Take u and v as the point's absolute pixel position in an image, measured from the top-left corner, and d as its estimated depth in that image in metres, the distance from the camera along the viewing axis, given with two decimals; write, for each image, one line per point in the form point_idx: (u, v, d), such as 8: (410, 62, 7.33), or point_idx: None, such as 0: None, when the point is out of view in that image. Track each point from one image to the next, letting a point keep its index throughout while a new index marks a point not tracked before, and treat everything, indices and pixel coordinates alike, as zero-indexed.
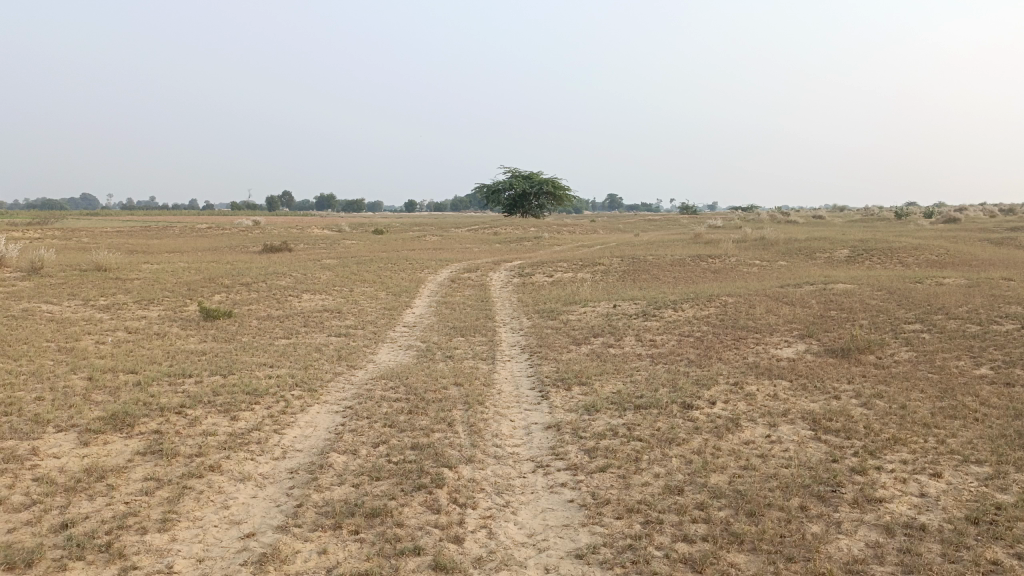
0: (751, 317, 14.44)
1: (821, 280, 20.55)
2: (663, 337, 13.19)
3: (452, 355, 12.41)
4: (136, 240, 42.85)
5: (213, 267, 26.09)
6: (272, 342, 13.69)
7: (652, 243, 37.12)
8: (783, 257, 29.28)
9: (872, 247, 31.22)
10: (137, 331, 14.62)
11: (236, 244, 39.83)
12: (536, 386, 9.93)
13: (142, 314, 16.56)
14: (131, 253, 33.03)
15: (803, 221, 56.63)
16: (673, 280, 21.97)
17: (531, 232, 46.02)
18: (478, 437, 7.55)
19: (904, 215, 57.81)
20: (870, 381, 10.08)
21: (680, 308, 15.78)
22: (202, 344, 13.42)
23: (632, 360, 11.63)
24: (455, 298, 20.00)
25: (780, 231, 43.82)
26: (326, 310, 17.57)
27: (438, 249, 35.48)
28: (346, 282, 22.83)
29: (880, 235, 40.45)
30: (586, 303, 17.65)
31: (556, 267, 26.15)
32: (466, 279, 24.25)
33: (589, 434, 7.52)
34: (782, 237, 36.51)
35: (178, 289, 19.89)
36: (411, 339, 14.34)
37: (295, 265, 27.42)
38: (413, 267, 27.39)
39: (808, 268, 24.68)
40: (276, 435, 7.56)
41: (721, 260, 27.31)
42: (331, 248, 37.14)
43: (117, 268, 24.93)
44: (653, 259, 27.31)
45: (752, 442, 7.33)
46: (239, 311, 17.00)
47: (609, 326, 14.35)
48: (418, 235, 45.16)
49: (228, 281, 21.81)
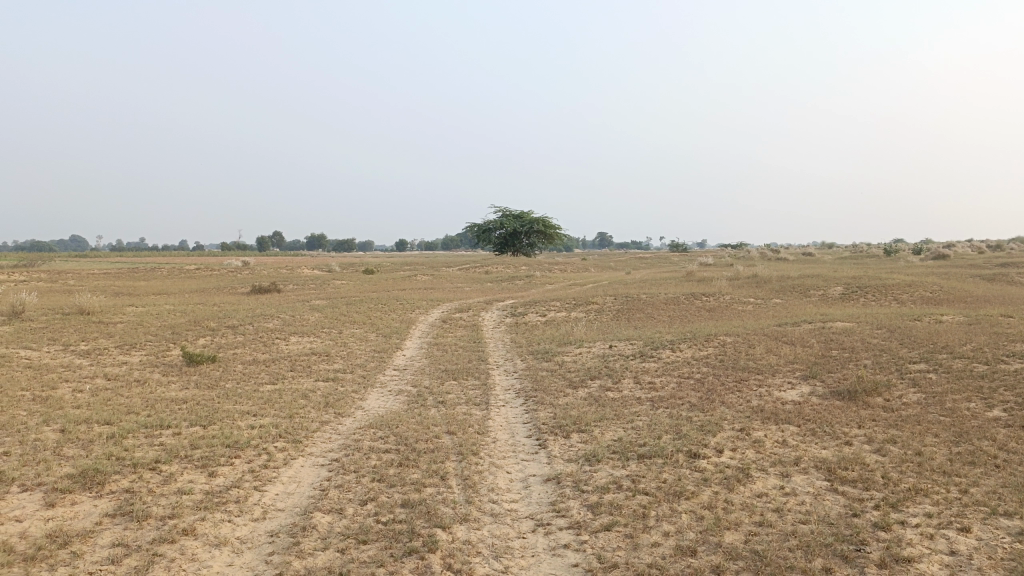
0: (752, 358, 14.05)
1: (818, 319, 20.23)
2: (662, 379, 12.75)
3: (444, 400, 11.93)
4: (123, 282, 42.29)
5: (199, 309, 25.57)
6: (257, 388, 13.18)
7: (645, 282, 36.86)
8: (777, 295, 29.00)
9: (866, 283, 31.03)
10: (117, 378, 14.08)
11: (224, 286, 39.35)
12: (533, 434, 9.46)
13: (123, 359, 16.02)
14: (115, 295, 32.47)
15: (794, 258, 56.64)
16: (669, 319, 21.59)
17: (522, 271, 45.74)
18: (473, 493, 7.07)
19: (893, 251, 58.01)
20: (881, 425, 9.67)
21: (678, 349, 15.38)
22: (183, 391, 12.89)
23: (631, 404, 11.18)
24: (447, 339, 19.54)
25: (771, 268, 43.69)
26: (314, 353, 17.08)
27: (429, 289, 35.12)
28: (335, 324, 22.35)
29: (871, 271, 40.36)
30: (581, 344, 17.21)
31: (549, 307, 25.78)
32: (458, 319, 23.81)
33: (592, 488, 7.07)
34: (774, 275, 36.32)
35: (162, 333, 19.36)
36: (401, 383, 13.85)
37: (283, 306, 26.96)
38: (403, 307, 26.96)
39: (804, 306, 24.37)
40: (257, 493, 7.07)
41: (715, 298, 27.02)
42: (320, 289, 36.72)
43: (101, 311, 24.37)
44: (647, 298, 26.98)
45: (765, 495, 6.88)
46: (224, 355, 16.48)
47: (606, 368, 13.93)
48: (409, 275, 44.88)
49: (214, 324, 21.28)
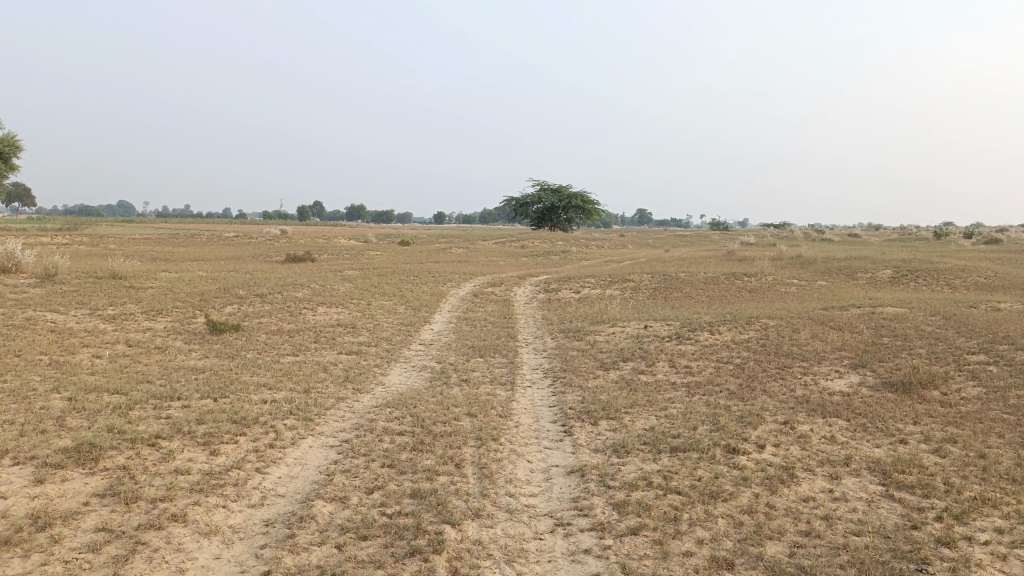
0: (796, 343, 13.23)
1: (866, 303, 19.23)
2: (699, 364, 12.02)
3: (467, 379, 11.37)
4: (161, 247, 42.63)
5: (231, 277, 25.37)
6: (277, 360, 12.77)
7: (684, 259, 35.87)
8: (822, 277, 27.90)
9: (916, 267, 29.70)
10: (138, 344, 13.81)
11: (259, 254, 39.34)
12: (559, 419, 8.85)
13: (148, 325, 15.78)
14: (151, 261, 32.60)
15: (839, 239, 54.82)
16: (708, 300, 20.75)
17: (558, 246, 44.99)
18: (489, 484, 6.51)
19: (943, 235, 55.93)
20: (939, 423, 8.86)
21: (717, 331, 14.60)
22: (202, 361, 12.54)
23: (666, 389, 10.51)
24: (477, 314, 18.99)
25: (815, 248, 42.37)
26: (340, 325, 16.66)
27: (463, 262, 34.59)
28: (364, 295, 21.92)
29: (921, 254, 38.85)
30: (614, 323, 16.52)
31: (584, 283, 25.07)
32: (490, 294, 23.24)
33: (619, 484, 6.45)
34: (819, 256, 35.08)
35: (189, 300, 19.13)
36: (425, 359, 13.34)
37: (315, 276, 26.70)
38: (435, 280, 26.47)
39: (850, 290, 23.28)
40: (258, 475, 6.60)
41: (757, 278, 26.04)
42: (354, 260, 36.45)
43: (133, 276, 24.32)
44: (686, 277, 26.08)
45: (812, 500, 6.19)
46: (248, 324, 16.14)
47: (640, 349, 13.23)
48: (444, 248, 44.41)
49: (243, 292, 21.01)
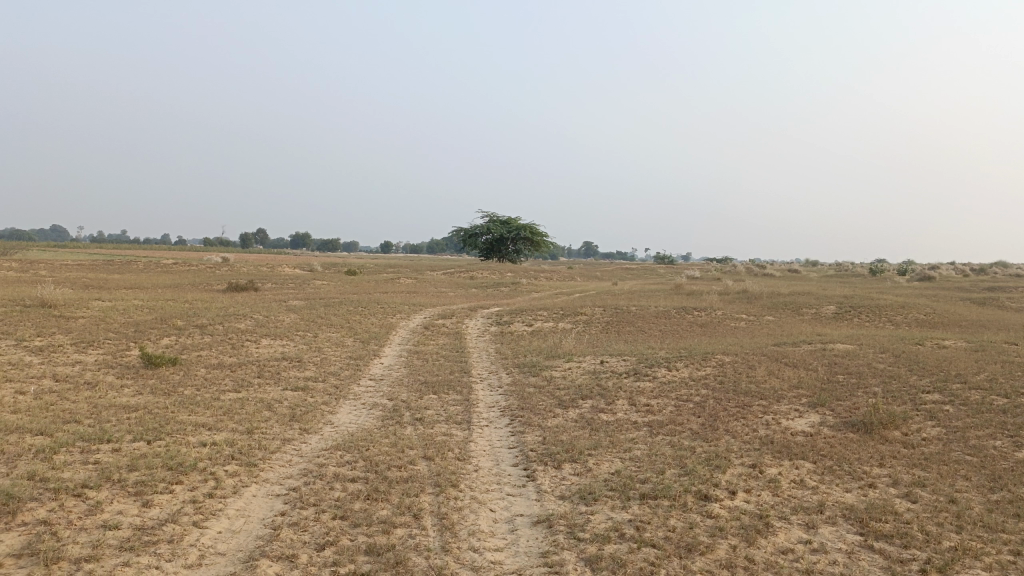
0: (754, 381, 13.11)
1: (816, 339, 19.37)
2: (659, 402, 11.76)
3: (421, 418, 10.86)
4: (96, 275, 40.92)
5: (169, 306, 24.30)
6: (217, 397, 12.05)
7: (634, 293, 35.95)
8: (769, 312, 28.24)
9: (859, 303, 30.31)
10: (66, 379, 12.90)
11: (200, 282, 38.06)
12: (520, 462, 8.43)
13: (78, 359, 14.82)
14: (84, 288, 31.16)
15: (782, 274, 55.96)
16: (661, 334, 20.64)
17: (508, 278, 44.74)
18: (451, 537, 6.06)
19: (880, 271, 57.68)
20: (905, 465, 8.72)
21: (674, 368, 14.41)
22: (136, 397, 11.75)
23: (627, 429, 10.20)
24: (428, 348, 18.47)
25: (760, 283, 43.07)
26: (284, 358, 15.95)
27: (412, 293, 34.04)
28: (310, 327, 21.17)
29: (861, 291, 39.81)
30: (570, 358, 16.20)
31: (535, 316, 24.80)
32: (440, 327, 22.74)
33: (590, 536, 6.07)
34: (766, 291, 35.58)
35: (124, 331, 18.15)
36: (376, 396, 12.77)
37: (259, 306, 25.81)
38: (384, 311, 25.87)
39: (799, 325, 23.51)
40: (196, 530, 6.01)
41: (707, 313, 26.17)
42: (299, 289, 35.51)
43: (64, 304, 23.07)
44: (637, 311, 26.02)
45: (792, 552, 5.90)
46: (187, 357, 15.32)
47: (598, 386, 12.93)
48: (393, 278, 43.66)
49: (181, 323, 20.07)
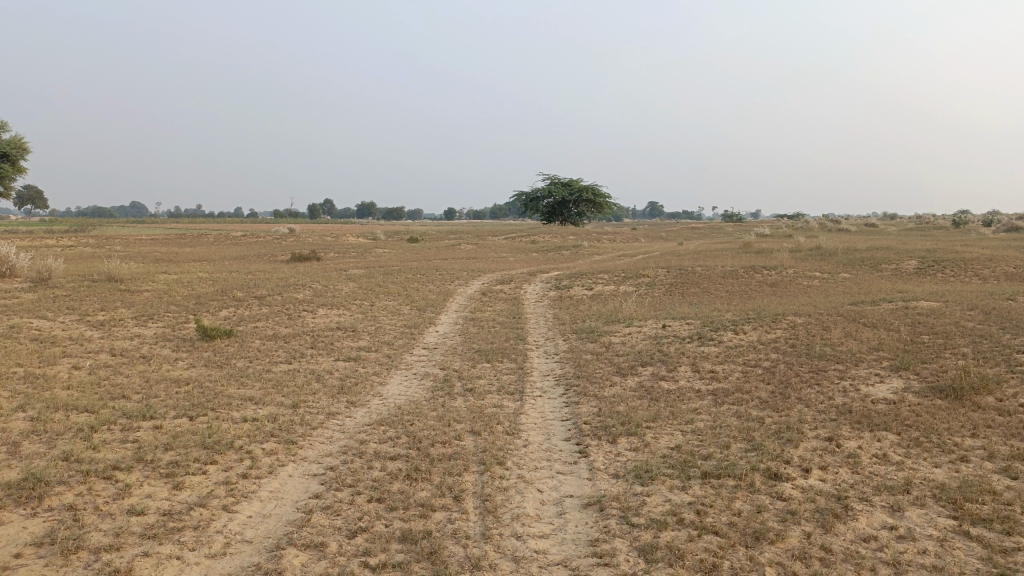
0: (829, 344, 12.23)
1: (896, 296, 18.15)
2: (725, 368, 11.02)
3: (472, 389, 10.42)
4: (167, 248, 41.93)
5: (231, 278, 24.52)
6: (268, 369, 11.87)
7: (700, 253, 34.73)
8: (845, 269, 26.83)
9: (943, 257, 28.50)
10: (123, 353, 12.93)
11: (264, 253, 38.59)
12: (573, 436, 7.89)
13: (137, 332, 14.94)
14: (154, 262, 31.93)
15: (856, 229, 53.39)
16: (728, 295, 19.68)
17: (570, 241, 43.92)
18: (493, 523, 5.59)
19: (963, 223, 54.63)
20: (1002, 434, 7.82)
21: (742, 331, 13.57)
22: (188, 371, 11.67)
23: (690, 398, 9.54)
24: (485, 315, 18.02)
25: (835, 239, 41.18)
26: (339, 328, 15.75)
27: (472, 259, 33.69)
28: (367, 296, 20.99)
29: (944, 244, 37.58)
30: (631, 323, 15.51)
31: (597, 279, 24.11)
32: (499, 292, 22.27)
33: (646, 522, 5.50)
34: (841, 247, 33.87)
35: (184, 303, 18.28)
36: (427, 366, 12.40)
37: (319, 276, 25.86)
38: (443, 278, 25.59)
39: (877, 283, 22.15)
40: (226, 515, 5.69)
41: (777, 272, 24.97)
42: (360, 257, 35.62)
43: (130, 278, 23.52)
44: (703, 271, 25.01)
45: (875, 540, 5.22)
46: (242, 329, 15.27)
47: (659, 352, 12.26)
48: (455, 244, 43.38)
49: (241, 294, 20.15)
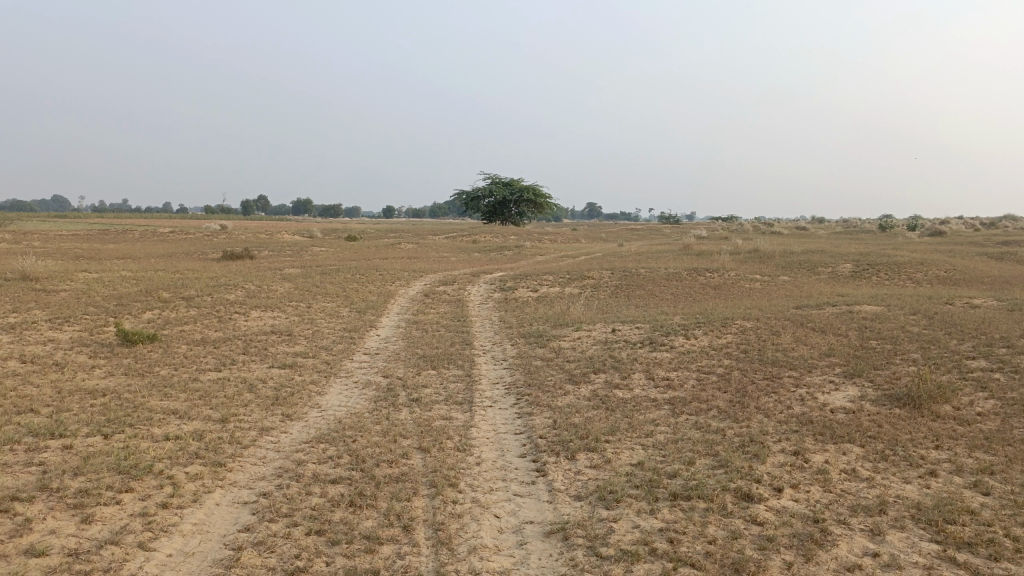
0: (781, 350, 12.04)
1: (839, 300, 18.25)
2: (679, 375, 10.69)
3: (417, 399, 9.80)
4: (90, 244, 39.82)
5: (157, 277, 23.21)
6: (195, 378, 11.02)
7: (642, 255, 34.69)
8: (784, 271, 27.10)
9: (877, 260, 29.09)
10: (33, 360, 11.86)
11: (194, 250, 36.98)
12: (528, 453, 7.39)
13: (51, 336, 13.80)
14: (74, 259, 30.17)
15: (790, 232, 54.40)
16: (674, 299, 19.49)
17: (511, 241, 43.54)
18: (447, 557, 5.04)
19: (891, 227, 56.47)
20: (965, 446, 7.65)
21: (692, 336, 13.29)
22: (106, 381, 10.72)
23: (648, 408, 9.16)
24: (428, 318, 17.39)
25: (771, 241, 41.85)
26: (274, 332, 14.89)
27: (413, 258, 32.97)
28: (304, 297, 20.07)
29: (874, 247, 38.55)
30: (579, 327, 15.12)
31: (541, 280, 23.70)
32: (442, 294, 21.63)
33: (616, 553, 5.03)
34: (778, 250, 34.28)
35: (105, 305, 17.09)
36: (369, 373, 11.73)
37: (252, 275, 24.78)
38: (383, 278, 24.79)
39: (817, 286, 22.35)
40: (142, 554, 4.99)
41: (719, 274, 25.02)
42: (296, 256, 34.48)
43: (46, 277, 22.02)
44: (647, 273, 24.84)
45: (860, 569, 4.87)
46: (168, 333, 14.27)
47: (611, 358, 11.87)
48: (394, 243, 42.53)
49: (168, 295, 19.02)
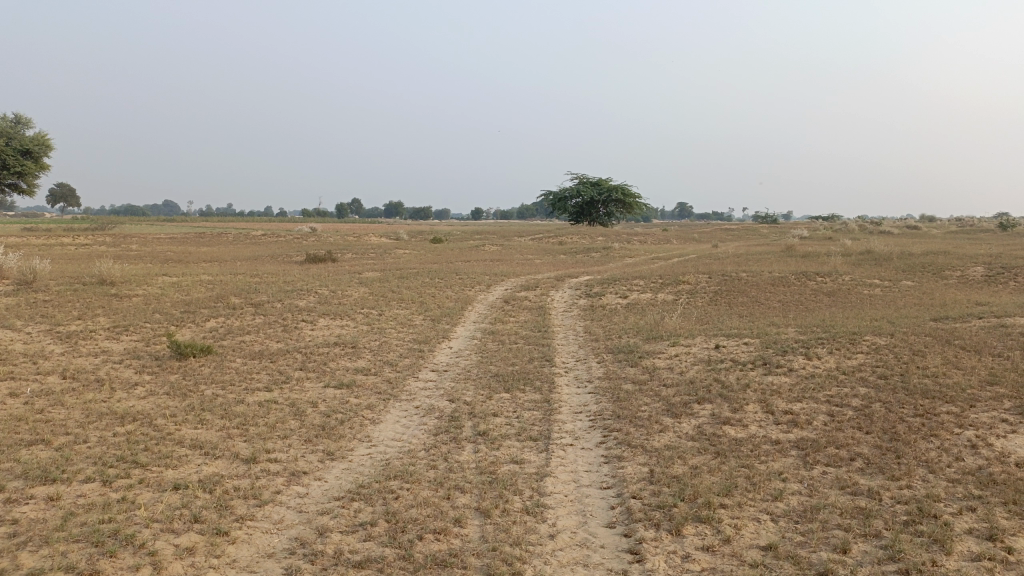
0: (930, 376, 9.84)
1: (983, 311, 15.60)
2: (805, 409, 8.71)
3: (484, 434, 8.19)
4: (182, 248, 40.17)
5: (233, 282, 22.52)
6: (240, 399, 9.77)
7: (740, 256, 32.14)
8: (906, 275, 24.23)
9: (1014, 262, 25.70)
10: (75, 376, 10.90)
11: (278, 253, 36.65)
12: (618, 523, 5.66)
13: (105, 347, 12.93)
14: (161, 263, 30.14)
15: (901, 232, 50.14)
16: (783, 307, 17.27)
17: (599, 243, 41.67)
18: None
19: (1014, 225, 51.43)
20: None
21: (815, 356, 11.18)
22: (143, 403, 9.57)
23: (770, 455, 7.25)
24: (506, 327, 15.82)
25: (884, 242, 38.46)
26: (337, 344, 13.63)
27: (497, 261, 31.56)
28: (378, 303, 18.87)
29: (1002, 248, 34.69)
30: (676, 341, 13.19)
31: (632, 286, 21.79)
32: (523, 300, 20.00)
33: None
34: (895, 251, 31.01)
35: (171, 312, 16.29)
36: (434, 395, 10.23)
37: (330, 278, 23.89)
38: (462, 283, 23.42)
39: (950, 292, 19.57)
40: None
41: (832, 279, 22.47)
42: (379, 259, 33.66)
43: (124, 281, 21.62)
44: (749, 277, 22.50)
45: None
46: (226, 345, 13.20)
47: (718, 383, 9.96)
48: (478, 245, 41.29)
49: (237, 301, 18.14)
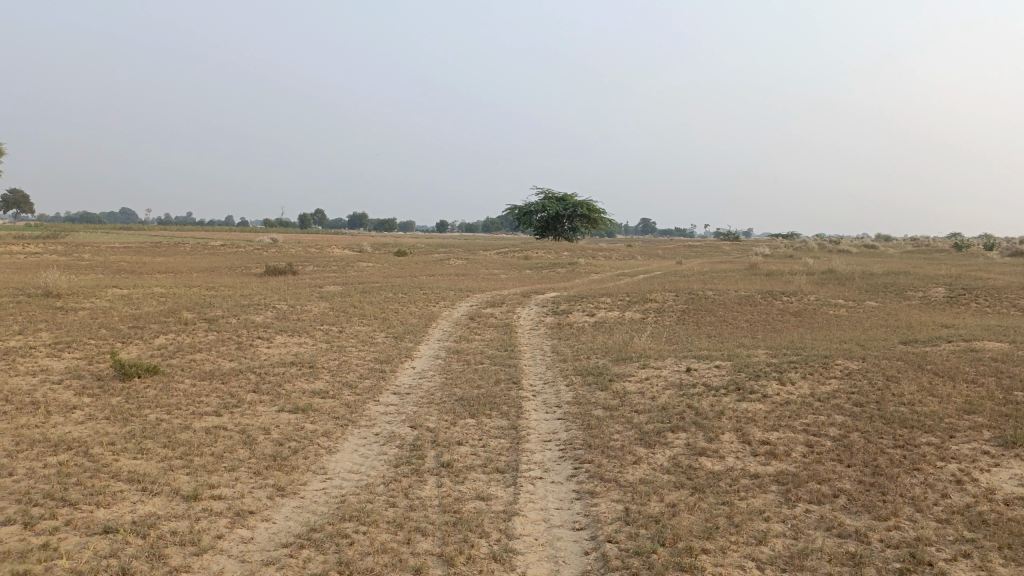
0: (907, 404, 9.59)
1: (950, 334, 15.54)
2: (782, 439, 8.37)
3: (448, 465, 7.70)
4: (137, 258, 38.87)
5: (187, 295, 21.65)
6: (187, 425, 9.13)
7: (706, 274, 32.09)
8: (870, 296, 24.29)
9: (974, 283, 25.92)
10: (8, 397, 10.14)
11: (237, 265, 35.67)
12: (593, 571, 5.22)
13: (44, 366, 12.14)
14: (113, 273, 29.06)
15: (861, 251, 50.75)
16: (752, 328, 17.04)
17: (564, 258, 41.45)
18: None
19: (968, 245, 52.46)
20: None
21: (788, 381, 10.90)
22: (79, 429, 8.87)
23: (750, 491, 6.87)
24: (471, 346, 15.32)
25: (846, 261, 38.83)
26: (293, 364, 13.00)
27: (462, 276, 31.07)
28: (338, 319, 18.23)
29: (959, 268, 35.19)
30: (646, 363, 12.83)
31: (599, 303, 21.45)
32: (487, 317, 19.53)
33: None
34: (857, 270, 31.20)
35: (119, 328, 15.47)
36: (394, 421, 9.70)
37: (289, 292, 23.15)
38: (426, 298, 22.87)
39: (915, 314, 19.56)
40: None
41: (798, 298, 22.40)
42: (341, 272, 32.94)
43: (71, 293, 20.65)
44: (716, 296, 22.32)
45: None
46: (175, 363, 12.50)
47: (692, 410, 9.58)
48: (443, 259, 40.72)
49: (190, 316, 17.35)
